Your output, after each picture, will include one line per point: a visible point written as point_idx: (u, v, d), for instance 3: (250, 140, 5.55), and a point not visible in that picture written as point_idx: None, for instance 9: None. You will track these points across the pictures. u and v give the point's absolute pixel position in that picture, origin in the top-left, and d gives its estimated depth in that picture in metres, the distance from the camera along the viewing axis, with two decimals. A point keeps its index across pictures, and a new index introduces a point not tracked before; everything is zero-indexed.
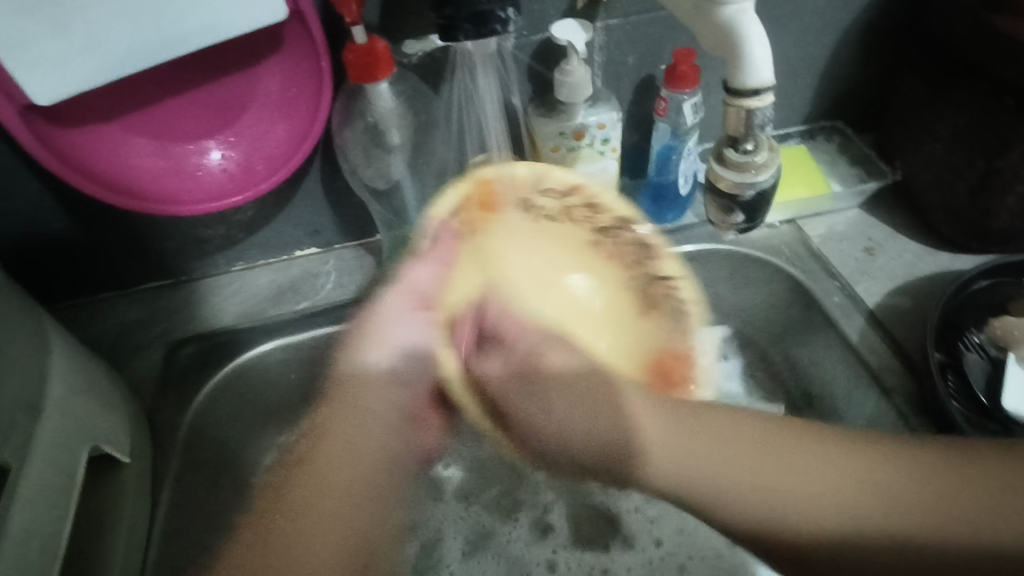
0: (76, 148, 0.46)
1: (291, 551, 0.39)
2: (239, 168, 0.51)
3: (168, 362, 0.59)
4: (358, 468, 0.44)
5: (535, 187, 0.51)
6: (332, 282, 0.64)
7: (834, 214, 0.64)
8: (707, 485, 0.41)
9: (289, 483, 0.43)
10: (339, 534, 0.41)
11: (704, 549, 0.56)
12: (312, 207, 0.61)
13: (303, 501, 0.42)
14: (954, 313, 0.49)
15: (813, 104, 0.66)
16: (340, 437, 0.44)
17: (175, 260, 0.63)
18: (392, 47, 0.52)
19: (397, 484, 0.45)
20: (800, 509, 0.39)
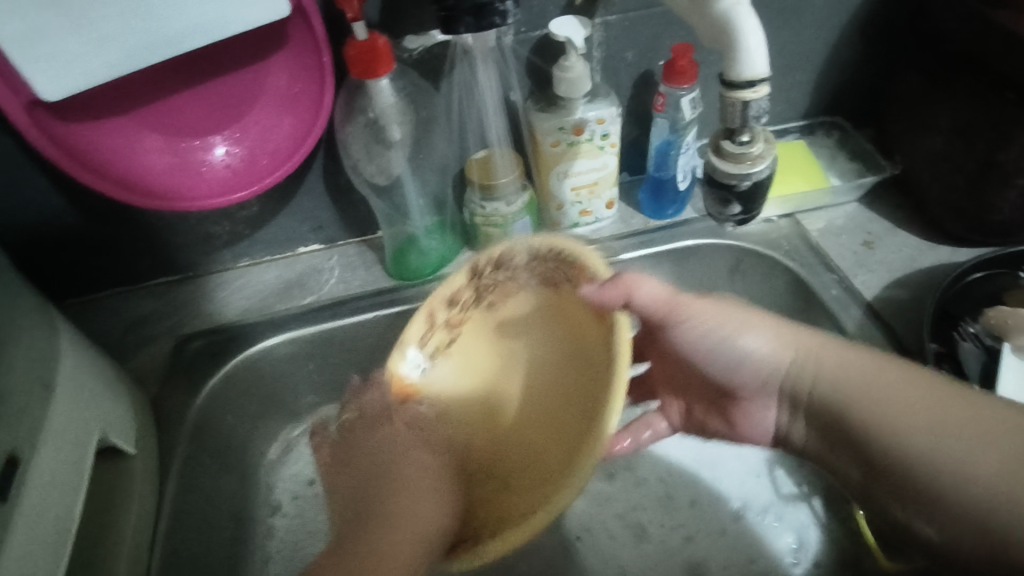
0: (86, 145, 0.47)
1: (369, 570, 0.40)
2: (243, 163, 0.52)
3: (175, 354, 0.59)
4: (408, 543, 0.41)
5: (423, 349, 0.49)
6: (336, 278, 0.64)
7: (833, 207, 0.64)
8: (902, 412, 0.39)
9: (348, 530, 0.44)
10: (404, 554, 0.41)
11: (708, 527, 0.58)
12: (316, 203, 0.62)
13: (378, 533, 0.43)
14: (952, 305, 0.50)
15: (811, 99, 0.67)
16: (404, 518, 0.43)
17: (180, 256, 0.63)
18: (395, 44, 0.52)
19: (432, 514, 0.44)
20: (967, 467, 0.36)
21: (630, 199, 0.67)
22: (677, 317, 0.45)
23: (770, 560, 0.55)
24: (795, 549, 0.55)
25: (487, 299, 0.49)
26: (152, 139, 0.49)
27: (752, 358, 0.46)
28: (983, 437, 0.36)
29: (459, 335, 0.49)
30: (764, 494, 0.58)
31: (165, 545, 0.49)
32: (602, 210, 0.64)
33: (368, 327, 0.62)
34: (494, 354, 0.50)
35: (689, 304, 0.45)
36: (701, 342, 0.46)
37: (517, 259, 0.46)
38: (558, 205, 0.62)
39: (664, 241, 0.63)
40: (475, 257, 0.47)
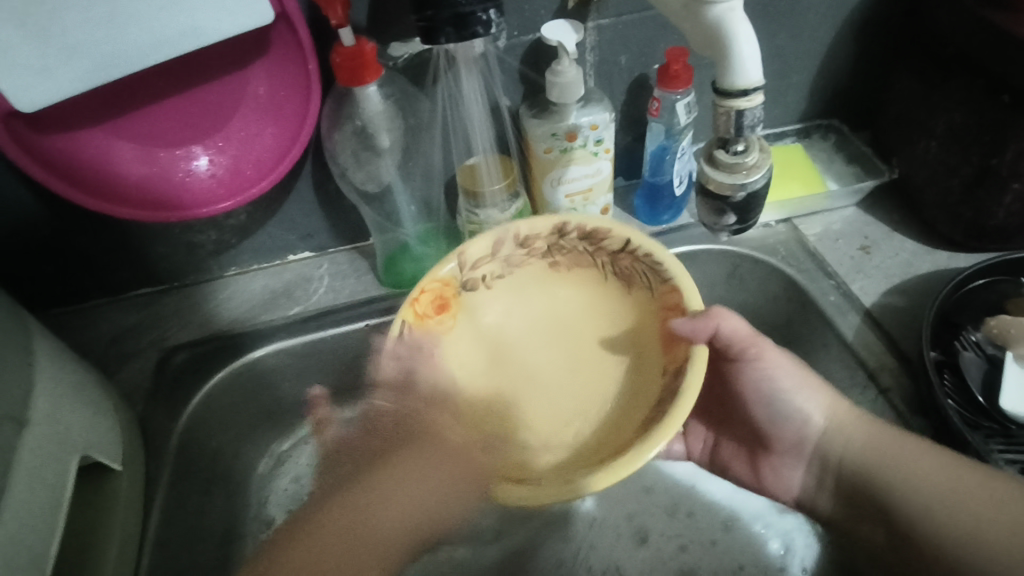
0: (67, 158, 0.46)
1: None
2: (228, 173, 0.50)
3: (164, 365, 0.58)
4: None
5: (466, 270, 0.50)
6: (326, 286, 0.63)
7: (831, 212, 0.63)
8: (922, 483, 0.41)
9: None
10: None
11: (700, 536, 0.57)
12: (305, 211, 0.61)
13: None
14: (952, 312, 0.49)
15: (808, 102, 0.66)
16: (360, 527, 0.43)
17: (168, 266, 0.62)
18: (382, 50, 0.51)
19: None
20: (937, 498, 0.40)
21: (625, 205, 0.66)
22: (751, 357, 0.49)
23: (758, 565, 0.54)
24: (781, 555, 0.55)
25: (615, 272, 0.51)
26: (134, 149, 0.48)
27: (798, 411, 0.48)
28: (991, 501, 0.38)
29: (508, 275, 0.53)
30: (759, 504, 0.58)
31: (151, 563, 0.48)
32: (597, 216, 0.63)
33: (357, 337, 0.61)
34: (545, 321, 0.53)
35: (765, 347, 0.48)
36: (760, 385, 0.49)
37: (614, 246, 0.50)
38: (552, 212, 0.61)
39: None
40: (564, 220, 0.50)
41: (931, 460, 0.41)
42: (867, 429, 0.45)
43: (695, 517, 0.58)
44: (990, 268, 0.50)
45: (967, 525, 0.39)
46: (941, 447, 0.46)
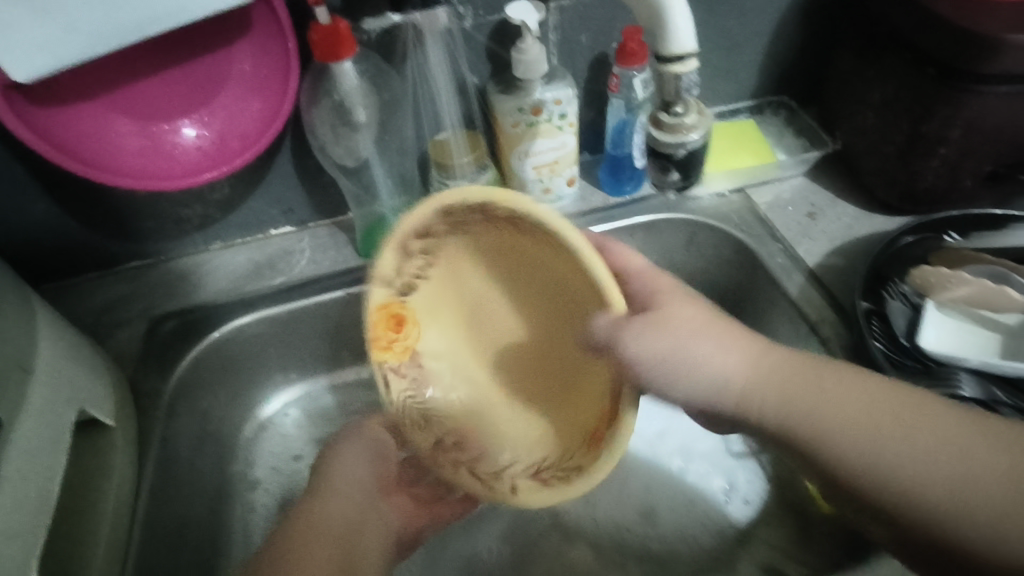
0: (61, 128, 0.49)
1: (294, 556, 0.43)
2: (213, 145, 0.53)
3: (152, 333, 0.61)
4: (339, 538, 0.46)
5: (394, 277, 0.46)
6: (307, 258, 0.67)
7: (782, 180, 0.68)
8: (874, 432, 0.38)
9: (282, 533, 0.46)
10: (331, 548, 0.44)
11: (659, 479, 0.62)
12: (286, 185, 0.64)
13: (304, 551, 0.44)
14: (883, 267, 0.53)
15: (759, 80, 0.70)
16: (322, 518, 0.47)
17: (154, 240, 0.65)
18: (355, 26, 0.54)
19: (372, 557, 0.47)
20: (905, 455, 0.36)
21: (591, 178, 0.70)
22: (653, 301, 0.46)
23: (705, 501, 0.59)
24: (726, 491, 0.60)
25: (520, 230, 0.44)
26: (123, 122, 0.51)
27: (694, 369, 0.42)
28: (952, 442, 0.36)
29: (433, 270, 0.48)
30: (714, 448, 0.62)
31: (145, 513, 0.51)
32: (564, 188, 0.67)
33: (338, 305, 0.64)
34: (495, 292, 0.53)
35: (666, 299, 0.45)
36: (678, 357, 0.42)
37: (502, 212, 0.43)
38: (521, 183, 0.65)
39: (620, 216, 0.66)
40: (443, 200, 0.43)
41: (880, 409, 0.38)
42: (767, 382, 0.41)
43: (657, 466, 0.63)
44: (917, 227, 0.55)
45: (935, 467, 0.36)
46: None
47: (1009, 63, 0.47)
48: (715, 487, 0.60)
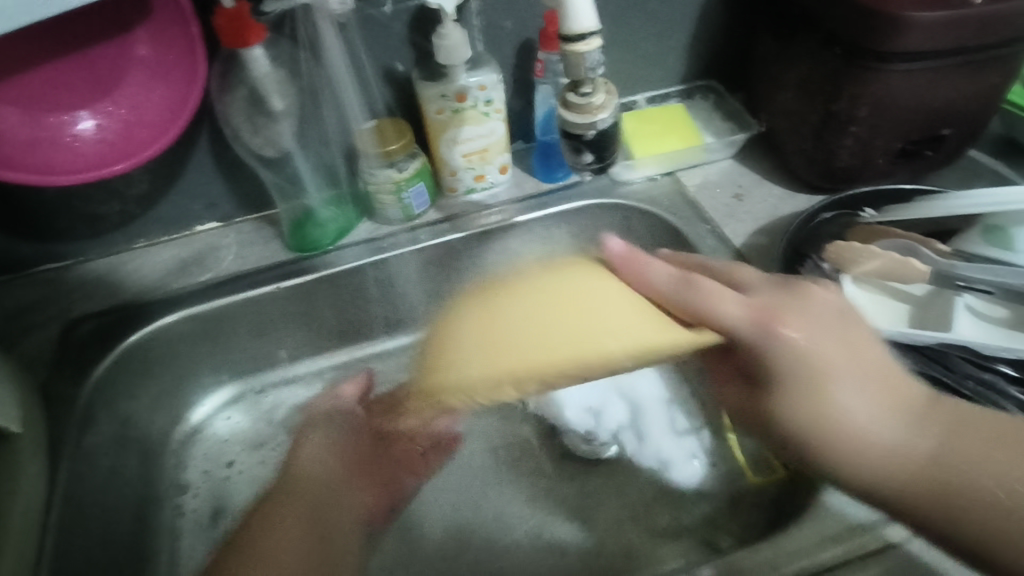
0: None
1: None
2: (117, 136, 0.51)
3: (66, 335, 0.58)
4: (302, 530, 0.47)
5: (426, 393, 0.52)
6: (234, 254, 0.64)
7: (708, 164, 0.69)
8: (902, 467, 0.43)
9: (230, 550, 0.45)
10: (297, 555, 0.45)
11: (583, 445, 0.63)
12: (206, 179, 0.62)
13: (261, 541, 0.45)
14: (801, 245, 0.55)
15: (687, 65, 0.71)
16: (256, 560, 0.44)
17: (67, 239, 0.62)
18: (256, 7, 0.52)
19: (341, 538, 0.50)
20: (875, 469, 0.44)
21: (524, 165, 0.70)
22: (769, 328, 0.48)
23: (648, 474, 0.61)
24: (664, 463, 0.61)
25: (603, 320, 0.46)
26: (13, 113, 0.48)
27: (788, 350, 0.47)
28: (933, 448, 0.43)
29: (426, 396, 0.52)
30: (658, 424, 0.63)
31: (59, 524, 0.49)
32: (496, 175, 0.66)
33: (266, 301, 0.62)
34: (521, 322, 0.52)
35: (700, 281, 0.50)
36: (822, 420, 0.45)
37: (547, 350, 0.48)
38: (451, 171, 0.64)
39: (556, 203, 0.66)
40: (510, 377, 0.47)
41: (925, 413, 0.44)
42: (796, 396, 0.47)
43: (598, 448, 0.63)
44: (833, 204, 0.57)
45: (888, 466, 0.43)
46: None
47: (909, 42, 0.49)
48: (662, 464, 0.61)
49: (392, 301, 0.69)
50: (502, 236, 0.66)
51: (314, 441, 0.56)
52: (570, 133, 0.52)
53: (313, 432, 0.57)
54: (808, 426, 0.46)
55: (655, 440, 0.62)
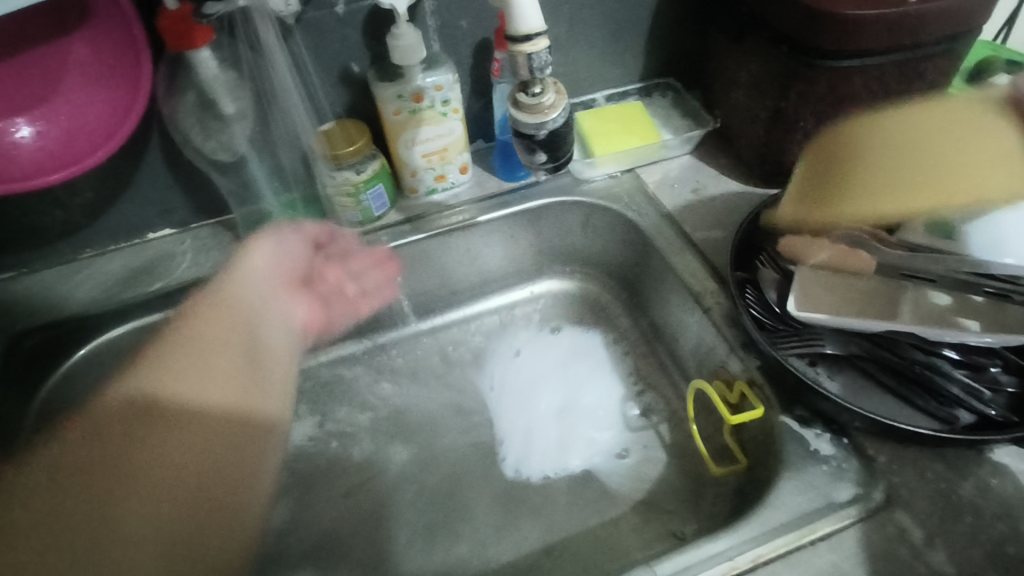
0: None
1: (97, 544, 0.34)
2: (57, 143, 0.49)
3: (15, 346, 0.57)
4: (174, 481, 0.38)
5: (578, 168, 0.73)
6: (189, 261, 0.63)
7: (668, 160, 0.70)
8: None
9: (115, 453, 0.38)
10: (157, 508, 0.37)
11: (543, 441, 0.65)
12: (157, 185, 0.60)
13: (145, 441, 0.39)
14: (752, 239, 0.58)
15: (645, 62, 0.72)
16: (150, 455, 0.38)
17: (12, 250, 0.60)
18: (200, 9, 0.51)
19: (254, 447, 0.43)
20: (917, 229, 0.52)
21: (485, 164, 0.70)
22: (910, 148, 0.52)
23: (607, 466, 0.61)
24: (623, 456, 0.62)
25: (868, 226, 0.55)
26: None
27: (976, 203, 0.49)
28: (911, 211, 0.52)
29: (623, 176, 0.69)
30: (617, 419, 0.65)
31: None
32: (457, 175, 0.66)
33: None
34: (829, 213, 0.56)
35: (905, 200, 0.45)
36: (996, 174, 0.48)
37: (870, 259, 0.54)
38: (411, 172, 0.64)
39: (518, 202, 0.67)
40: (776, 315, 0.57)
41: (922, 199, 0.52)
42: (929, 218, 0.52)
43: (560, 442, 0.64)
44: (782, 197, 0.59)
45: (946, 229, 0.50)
46: (748, 351, 0.53)
47: (854, 39, 0.50)
48: (600, 462, 0.61)
49: None
50: (460, 235, 0.67)
51: (240, 301, 0.50)
52: (522, 133, 0.52)
53: (253, 288, 0.52)
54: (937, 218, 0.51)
55: (592, 441, 0.63)
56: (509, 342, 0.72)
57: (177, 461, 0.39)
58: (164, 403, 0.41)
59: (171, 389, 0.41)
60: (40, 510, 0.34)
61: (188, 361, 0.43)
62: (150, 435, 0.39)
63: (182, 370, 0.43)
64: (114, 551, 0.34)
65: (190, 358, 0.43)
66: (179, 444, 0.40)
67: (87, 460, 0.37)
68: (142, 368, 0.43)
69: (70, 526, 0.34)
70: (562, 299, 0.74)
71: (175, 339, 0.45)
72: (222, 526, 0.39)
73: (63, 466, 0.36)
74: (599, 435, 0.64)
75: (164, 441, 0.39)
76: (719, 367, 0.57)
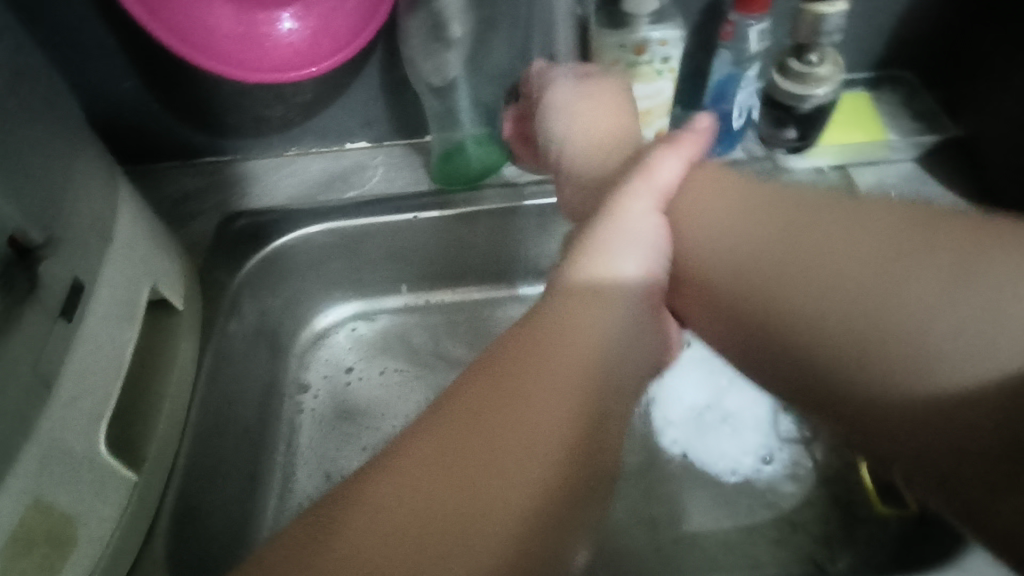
0: (178, 2, 0.48)
1: (467, 528, 0.30)
2: (306, 43, 0.52)
3: (222, 228, 0.62)
4: (528, 449, 0.32)
5: None
6: (381, 176, 0.66)
7: (890, 164, 0.62)
8: (838, 279, 0.35)
9: (424, 492, 0.31)
10: (505, 524, 0.30)
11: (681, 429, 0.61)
12: (369, 97, 0.63)
13: (484, 455, 0.32)
14: None
15: (889, 52, 0.63)
16: (519, 441, 0.32)
17: (235, 135, 0.65)
18: None
19: (603, 468, 0.34)
20: (824, 296, 0.35)
21: (680, 133, 0.66)
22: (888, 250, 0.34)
23: (748, 466, 0.59)
24: (767, 471, 0.58)
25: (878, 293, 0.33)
26: (222, 5, 0.50)
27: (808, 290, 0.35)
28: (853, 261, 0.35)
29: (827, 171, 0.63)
30: (766, 423, 0.60)
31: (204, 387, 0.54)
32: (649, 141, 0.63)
33: (409, 228, 0.64)
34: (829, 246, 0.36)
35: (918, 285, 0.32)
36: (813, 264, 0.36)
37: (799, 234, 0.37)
38: None
39: None
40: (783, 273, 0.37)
41: (793, 231, 0.38)
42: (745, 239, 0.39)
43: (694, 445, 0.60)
44: None
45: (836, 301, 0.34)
46: None
47: None
48: (736, 471, 0.58)
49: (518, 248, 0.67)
50: None
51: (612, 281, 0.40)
52: (780, 103, 0.58)
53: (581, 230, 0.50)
54: (752, 246, 0.39)
55: (729, 445, 0.60)
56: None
57: (515, 457, 0.32)
58: (494, 410, 0.33)
59: (472, 450, 0.32)
60: (421, 503, 0.31)
61: (518, 384, 0.34)
62: (499, 430, 0.33)
63: (538, 365, 0.35)
64: (492, 521, 0.30)
65: (539, 365, 0.35)
66: (521, 459, 0.32)
67: (432, 487, 0.31)
68: (471, 397, 0.34)
69: (436, 526, 0.30)
70: None
71: (541, 336, 0.36)
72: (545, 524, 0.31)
73: (421, 462, 0.32)
74: (743, 439, 0.60)
75: (475, 388, 0.35)
76: None
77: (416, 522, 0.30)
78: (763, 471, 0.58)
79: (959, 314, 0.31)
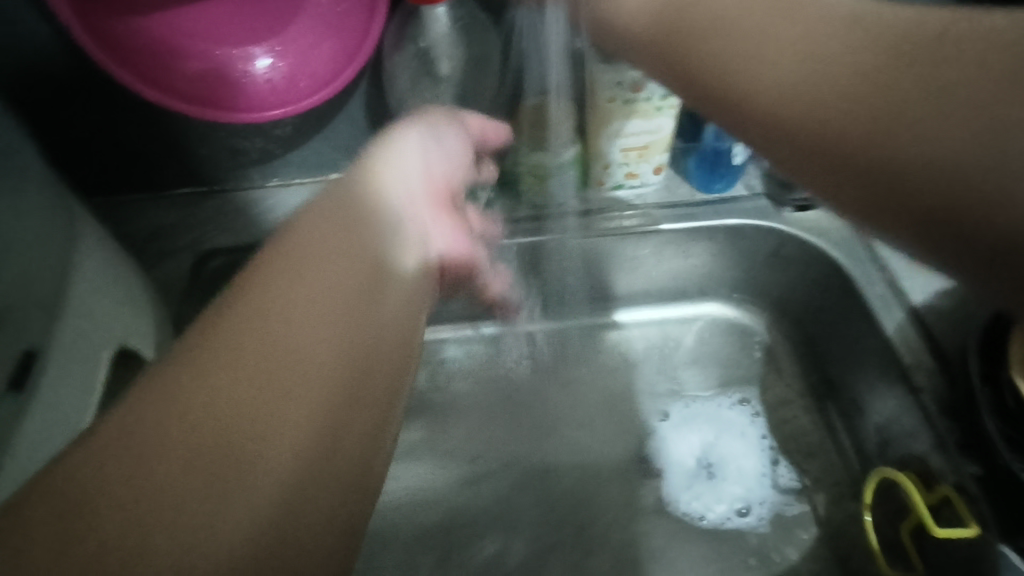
0: (145, 43, 0.46)
1: (167, 512, 0.26)
2: (283, 81, 0.48)
3: (198, 267, 0.59)
4: (303, 445, 0.30)
5: None
6: None
7: None
8: (816, 94, 0.32)
9: (133, 449, 0.27)
10: (257, 492, 0.28)
11: (672, 474, 0.59)
12: (353, 131, 0.60)
13: (223, 395, 0.30)
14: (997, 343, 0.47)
15: None
16: (253, 407, 0.30)
17: (213, 168, 0.62)
18: None
19: (376, 417, 0.35)
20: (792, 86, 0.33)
21: (677, 167, 0.64)
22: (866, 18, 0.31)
23: (722, 516, 0.57)
24: (754, 521, 0.56)
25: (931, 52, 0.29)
26: (188, 41, 0.46)
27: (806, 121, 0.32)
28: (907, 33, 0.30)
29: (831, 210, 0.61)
30: (755, 473, 0.59)
31: None
32: (649, 175, 0.61)
33: None
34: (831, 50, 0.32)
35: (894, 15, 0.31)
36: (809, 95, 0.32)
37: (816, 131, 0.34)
38: (604, 164, 0.60)
39: (708, 216, 0.61)
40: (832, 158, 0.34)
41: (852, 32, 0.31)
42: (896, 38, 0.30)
43: (680, 487, 0.59)
44: None
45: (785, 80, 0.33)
46: (966, 455, 0.46)
47: None
48: (710, 515, 0.57)
49: (508, 284, 0.65)
50: (637, 240, 0.63)
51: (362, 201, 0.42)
52: None
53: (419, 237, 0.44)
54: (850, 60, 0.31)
55: (707, 493, 0.58)
56: (644, 376, 0.65)
57: (246, 419, 0.30)
58: (265, 346, 0.32)
59: (233, 385, 0.30)
60: (132, 469, 0.26)
61: (279, 321, 0.34)
62: (254, 366, 0.32)
63: (303, 306, 0.35)
64: (204, 527, 0.26)
65: (287, 310, 0.34)
66: (291, 402, 0.31)
67: (145, 448, 0.27)
68: (221, 338, 0.32)
69: (121, 508, 0.25)
70: (728, 332, 0.67)
71: (290, 288, 0.35)
72: (304, 525, 0.29)
73: (176, 397, 0.29)
74: (727, 488, 0.58)
75: (228, 330, 0.32)
76: (914, 458, 0.50)
77: (118, 506, 0.25)
78: (740, 520, 0.57)
79: (993, 127, 0.26)
